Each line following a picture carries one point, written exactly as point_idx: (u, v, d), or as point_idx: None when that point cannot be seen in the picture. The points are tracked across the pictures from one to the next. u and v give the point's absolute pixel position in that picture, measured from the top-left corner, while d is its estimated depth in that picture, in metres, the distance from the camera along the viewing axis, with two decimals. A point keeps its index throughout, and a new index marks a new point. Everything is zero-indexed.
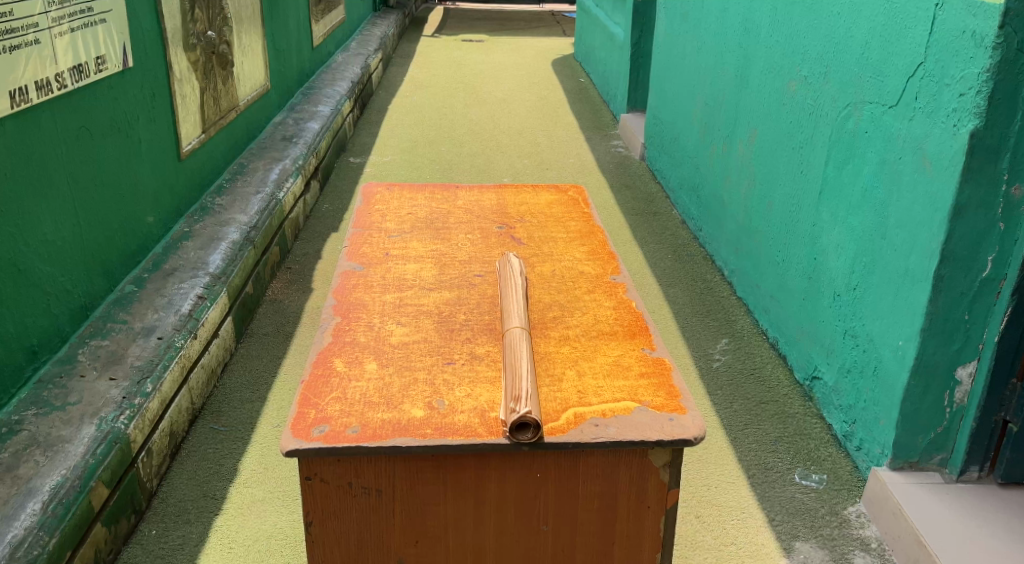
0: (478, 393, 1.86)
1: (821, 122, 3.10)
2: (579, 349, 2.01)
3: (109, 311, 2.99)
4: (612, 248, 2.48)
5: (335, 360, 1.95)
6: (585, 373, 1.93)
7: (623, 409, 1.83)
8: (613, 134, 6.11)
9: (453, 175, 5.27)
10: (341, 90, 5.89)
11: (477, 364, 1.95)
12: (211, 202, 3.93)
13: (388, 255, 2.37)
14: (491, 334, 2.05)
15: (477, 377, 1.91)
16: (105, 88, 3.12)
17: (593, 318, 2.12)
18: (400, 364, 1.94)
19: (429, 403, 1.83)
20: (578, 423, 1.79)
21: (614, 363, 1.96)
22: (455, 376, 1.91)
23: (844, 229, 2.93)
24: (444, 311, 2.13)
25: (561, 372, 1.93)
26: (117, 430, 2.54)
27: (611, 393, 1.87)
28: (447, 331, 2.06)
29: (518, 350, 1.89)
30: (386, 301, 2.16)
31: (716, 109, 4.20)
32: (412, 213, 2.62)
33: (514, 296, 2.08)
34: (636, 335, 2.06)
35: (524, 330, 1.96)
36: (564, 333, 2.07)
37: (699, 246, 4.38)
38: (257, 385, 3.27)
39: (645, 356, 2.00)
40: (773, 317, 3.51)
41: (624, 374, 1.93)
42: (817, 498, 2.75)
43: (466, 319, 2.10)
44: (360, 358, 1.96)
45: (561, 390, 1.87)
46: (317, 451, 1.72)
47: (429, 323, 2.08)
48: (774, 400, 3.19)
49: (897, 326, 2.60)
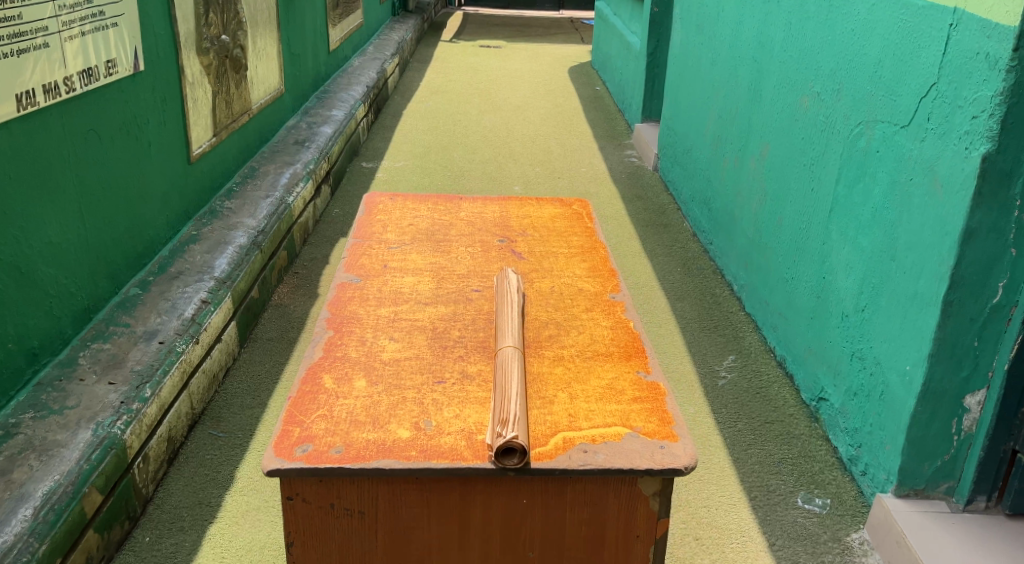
0: (466, 414, 1.84)
1: (833, 139, 3.07)
2: (573, 370, 1.98)
3: (112, 314, 2.98)
4: (613, 265, 2.45)
5: (324, 376, 1.93)
6: (577, 396, 1.90)
7: (613, 435, 1.80)
8: (627, 143, 6.08)
9: (464, 182, 5.25)
10: (355, 95, 5.88)
11: (468, 383, 1.92)
12: (220, 205, 3.93)
13: (387, 267, 2.35)
14: (484, 351, 2.03)
15: (466, 396, 1.88)
16: (115, 91, 3.12)
17: (589, 338, 2.09)
18: (390, 382, 1.92)
19: (416, 423, 1.81)
20: (566, 449, 1.76)
21: (607, 386, 1.93)
22: (445, 396, 1.88)
23: (854, 249, 2.89)
24: (438, 327, 2.11)
25: (554, 394, 1.90)
26: (113, 436, 2.53)
27: (602, 417, 1.84)
28: (440, 349, 2.03)
29: (509, 371, 1.86)
30: (380, 316, 2.14)
31: (729, 123, 4.16)
32: (413, 225, 2.60)
33: (509, 314, 2.05)
34: (631, 357, 2.03)
35: (516, 350, 1.93)
36: (559, 352, 2.04)
37: (709, 259, 4.34)
38: (258, 391, 3.26)
39: (640, 379, 1.97)
40: (781, 334, 3.47)
41: (617, 399, 1.90)
42: (820, 523, 2.70)
43: (461, 336, 2.08)
44: (350, 375, 1.93)
45: (552, 414, 1.85)
46: (299, 471, 1.70)
47: (422, 339, 2.06)
48: (780, 420, 3.15)
49: (904, 350, 2.55)
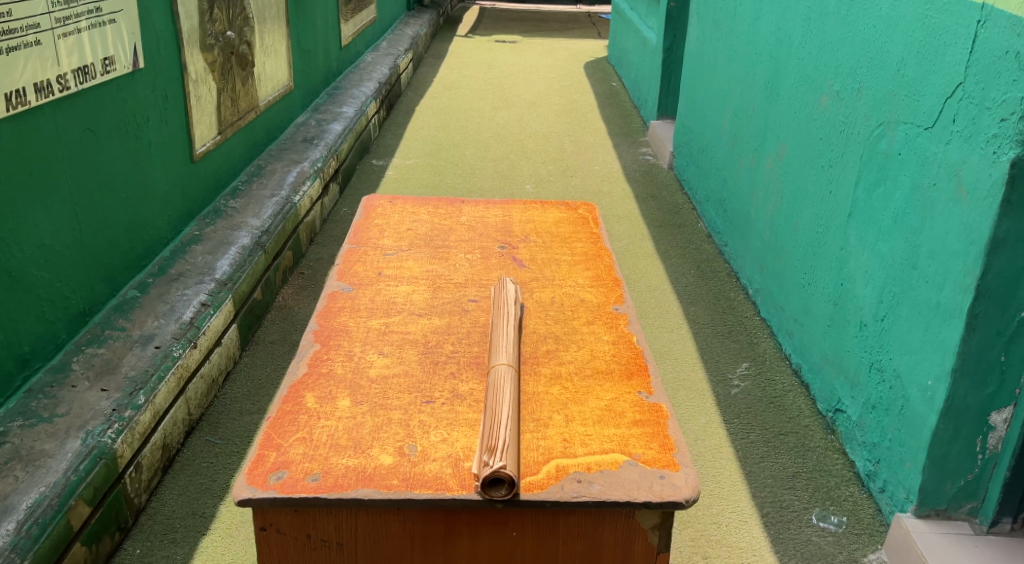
0: (455, 438, 1.75)
1: (853, 140, 2.95)
2: (571, 390, 1.88)
3: (109, 317, 2.90)
4: (618, 273, 2.35)
5: (307, 395, 1.84)
6: (573, 419, 1.80)
7: (610, 463, 1.70)
8: (642, 141, 5.96)
9: (475, 181, 5.16)
10: (366, 91, 5.80)
11: (457, 404, 1.83)
12: (224, 204, 3.85)
13: (381, 275, 2.27)
14: (476, 368, 1.94)
15: (455, 419, 1.79)
16: (113, 89, 3.03)
17: (589, 354, 1.99)
18: (375, 402, 1.83)
19: (400, 448, 1.72)
20: (559, 478, 1.66)
21: (606, 407, 1.84)
22: (433, 418, 1.79)
23: (872, 256, 2.78)
24: (431, 341, 2.02)
25: (549, 415, 1.81)
26: (103, 445, 2.45)
27: (599, 443, 1.74)
28: (431, 365, 1.95)
29: (501, 391, 1.77)
30: (370, 328, 2.05)
31: (746, 122, 4.04)
32: (411, 230, 2.51)
33: (503, 329, 1.95)
34: (633, 376, 1.93)
35: (510, 368, 1.84)
36: (557, 367, 1.95)
37: (724, 261, 4.23)
38: (258, 395, 3.19)
39: (642, 400, 1.87)
40: (797, 341, 3.36)
41: (616, 422, 1.80)
42: (835, 542, 2.62)
43: (453, 351, 1.99)
44: (333, 394, 1.85)
45: (546, 438, 1.75)
46: (271, 501, 1.62)
47: (413, 354, 1.97)
48: (794, 432, 3.07)
49: (926, 364, 2.44)
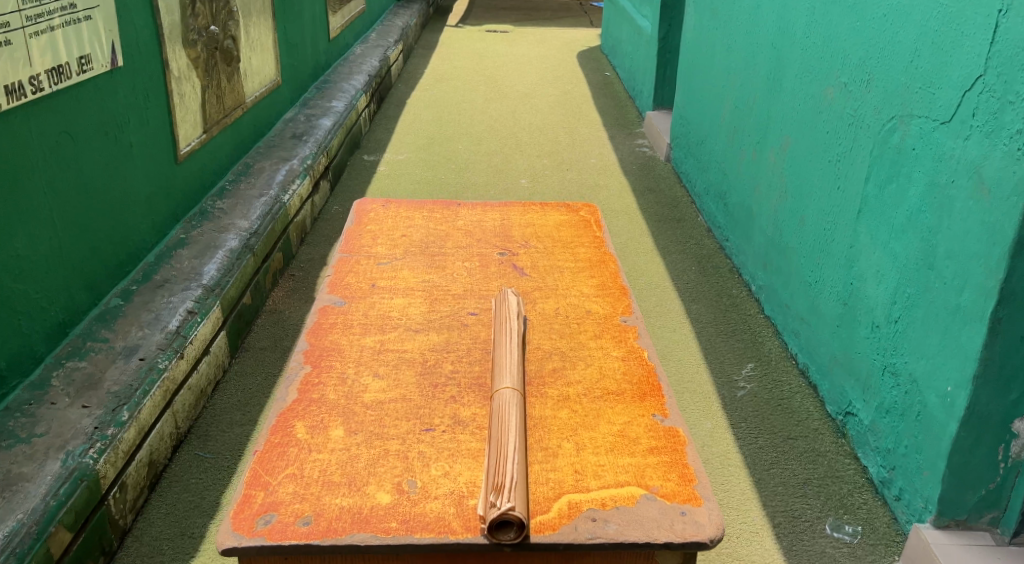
0: (457, 472, 1.71)
1: (862, 134, 2.84)
2: (582, 415, 1.85)
3: (91, 328, 2.78)
4: (623, 280, 2.31)
5: (297, 424, 1.82)
6: (584, 448, 1.76)
7: (625, 499, 1.66)
8: (638, 132, 5.85)
9: (468, 177, 5.04)
10: (356, 85, 5.67)
11: (459, 433, 1.80)
12: (211, 205, 3.72)
13: (374, 287, 2.24)
14: (477, 391, 1.91)
15: (457, 450, 1.76)
16: (91, 89, 2.90)
17: (598, 373, 1.96)
18: (371, 432, 1.80)
19: (398, 485, 1.68)
20: (571, 517, 1.62)
21: (619, 434, 1.80)
22: (433, 449, 1.76)
23: (884, 255, 2.68)
24: (428, 361, 1.99)
25: (558, 444, 1.77)
26: (84, 466, 2.33)
27: (614, 475, 1.70)
28: (430, 388, 1.91)
29: (506, 417, 1.74)
30: (364, 346, 2.03)
31: (747, 114, 3.93)
32: (405, 236, 2.48)
33: (507, 346, 1.93)
34: (645, 398, 1.89)
35: (515, 393, 1.80)
36: (565, 390, 1.91)
37: (725, 257, 4.12)
38: (248, 405, 3.07)
39: (659, 424, 1.84)
40: (803, 340, 3.26)
41: (631, 450, 1.76)
42: (851, 554, 2.54)
43: (452, 372, 1.96)
44: (326, 423, 1.82)
45: (556, 470, 1.71)
46: (260, 548, 1.58)
47: (409, 375, 1.95)
48: (803, 436, 2.97)
49: (945, 369, 2.35)
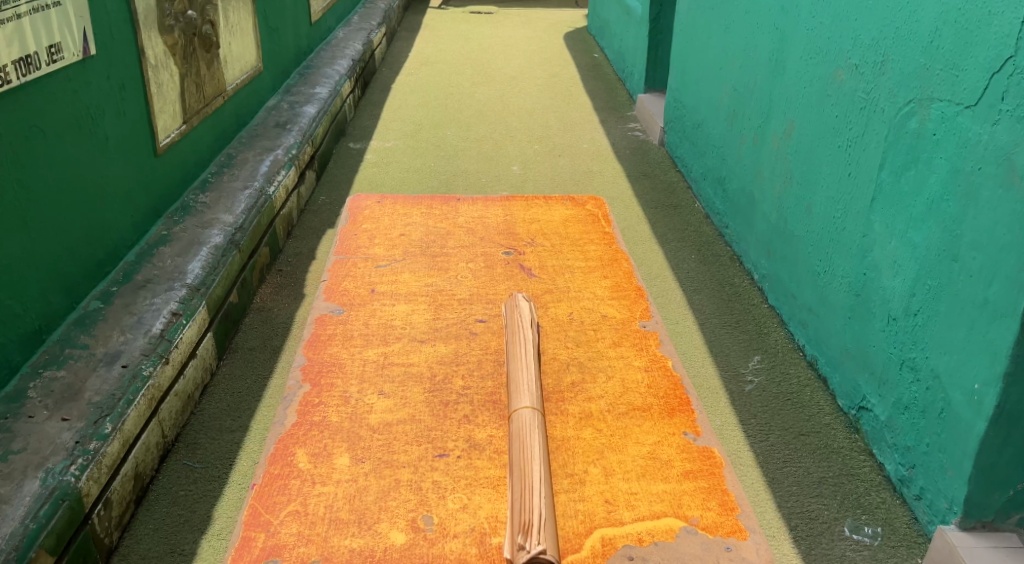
0: (475, 505, 2.25)
1: (875, 118, 2.73)
2: (613, 438, 2.48)
3: (69, 334, 2.64)
4: (629, 283, 3.13)
5: (299, 453, 2.40)
6: (613, 474, 2.36)
7: (663, 528, 2.22)
8: (630, 115, 5.71)
9: (459, 164, 4.90)
10: (340, 70, 5.51)
11: (475, 459, 2.38)
12: (193, 199, 3.56)
13: (374, 292, 3.02)
14: (491, 408, 2.54)
15: (474, 481, 2.32)
16: (62, 80, 2.74)
17: (614, 387, 2.66)
18: (380, 459, 2.37)
19: (412, 521, 2.20)
20: (608, 548, 2.16)
21: (644, 456, 2.42)
22: (448, 479, 2.32)
23: (902, 244, 2.57)
24: (439, 377, 2.65)
25: (585, 469, 2.38)
26: (65, 485, 2.22)
27: (647, 505, 2.28)
28: (441, 406, 2.55)
29: (528, 443, 2.32)
30: (371, 358, 2.73)
31: (747, 97, 3.81)
32: (405, 237, 3.34)
33: (523, 367, 2.58)
34: (668, 417, 2.55)
35: (532, 412, 2.43)
36: (585, 404, 2.59)
37: (726, 244, 4.00)
38: (238, 411, 2.94)
39: (689, 442, 2.48)
40: (811, 332, 3.16)
41: (663, 476, 2.36)
42: (872, 557, 2.44)
43: (464, 389, 2.61)
44: (331, 452, 2.40)
45: (587, 499, 2.29)
46: None
47: (418, 392, 2.60)
48: (816, 432, 2.86)
49: (971, 366, 2.28)
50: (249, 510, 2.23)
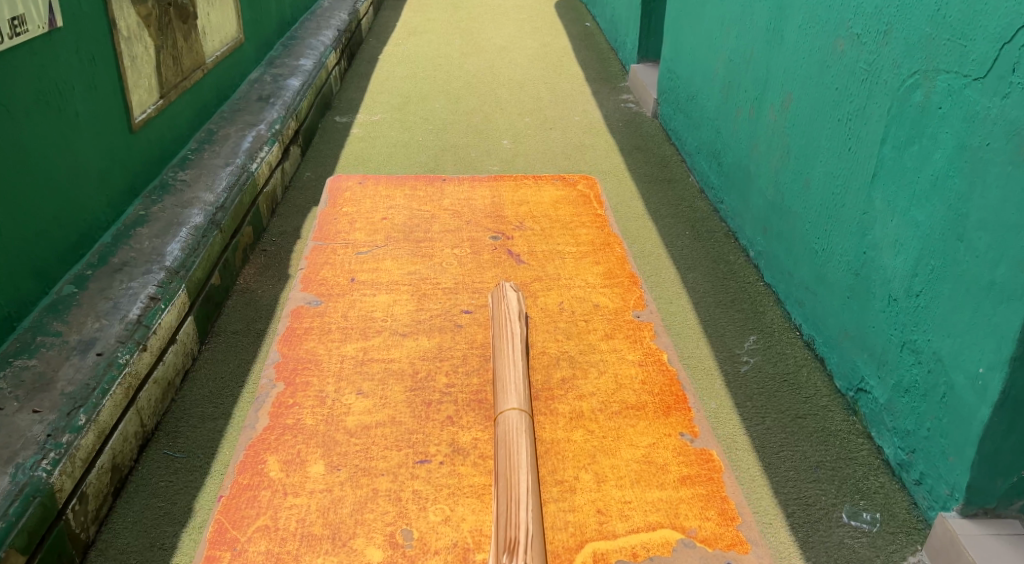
0: (459, 518, 1.97)
1: (877, 90, 2.63)
2: (606, 440, 2.16)
3: (42, 321, 2.54)
4: (622, 268, 2.77)
5: (269, 460, 2.09)
6: (606, 480, 2.05)
7: (660, 540, 1.93)
8: (623, 86, 5.59)
9: (448, 138, 4.79)
10: (325, 41, 5.37)
11: (460, 465, 2.08)
12: (172, 177, 3.45)
13: (354, 282, 2.67)
14: (476, 408, 2.23)
15: (458, 489, 2.03)
16: (26, 54, 2.62)
17: (610, 385, 2.31)
18: (357, 466, 2.08)
19: (394, 535, 1.94)
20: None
21: (642, 459, 2.11)
22: (430, 488, 2.03)
23: (903, 223, 2.49)
24: (421, 373, 2.34)
25: (575, 476, 2.06)
26: (36, 481, 2.14)
27: (643, 514, 1.98)
28: (424, 407, 2.24)
29: (513, 448, 2.05)
30: (349, 358, 2.38)
31: (744, 68, 3.70)
32: (386, 221, 2.98)
33: (510, 364, 2.27)
34: (669, 413, 2.23)
35: (520, 414, 2.14)
36: (576, 403, 2.25)
37: (720, 220, 3.91)
38: (221, 397, 2.85)
39: (686, 445, 2.15)
40: (808, 311, 3.08)
41: (660, 482, 2.05)
42: (871, 544, 2.38)
43: (448, 386, 2.30)
44: (303, 460, 2.09)
45: (578, 511, 1.98)
46: None
47: (399, 393, 2.27)
48: (813, 414, 2.79)
49: (975, 349, 2.20)
50: (214, 527, 1.96)
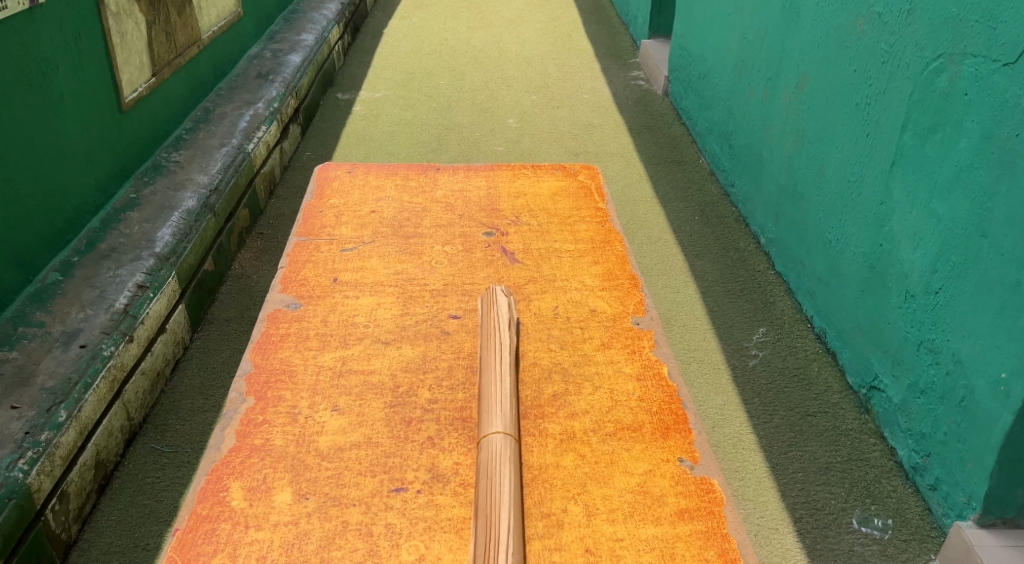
0: (434, 558, 1.79)
1: (898, 74, 2.50)
2: (598, 466, 1.97)
3: (24, 310, 2.46)
4: (623, 269, 2.57)
5: (232, 486, 1.92)
6: (597, 511, 1.88)
7: None
8: (633, 63, 5.43)
9: (452, 116, 4.66)
10: (328, 15, 5.23)
11: (437, 495, 1.89)
12: (166, 158, 3.34)
13: (336, 283, 2.48)
14: (459, 429, 2.03)
15: (435, 523, 1.84)
16: (5, 32, 2.51)
17: (607, 401, 2.12)
18: (326, 495, 1.90)
19: None
20: None
21: (639, 489, 1.93)
22: (404, 522, 1.85)
23: (923, 215, 2.37)
24: (403, 388, 2.14)
25: (563, 508, 1.88)
26: (12, 482, 2.06)
27: (636, 552, 1.81)
28: (403, 426, 2.04)
29: (497, 477, 1.87)
30: (324, 367, 2.20)
31: (758, 47, 3.55)
32: (375, 213, 2.80)
33: (497, 382, 2.07)
34: (668, 434, 2.04)
35: (506, 438, 1.95)
36: (568, 423, 2.07)
37: (730, 204, 3.78)
38: (212, 389, 2.77)
39: (686, 473, 1.97)
40: (820, 303, 2.96)
41: (657, 516, 1.87)
42: (881, 552, 2.29)
43: (431, 402, 2.10)
44: (268, 488, 1.91)
45: (567, 550, 1.81)
46: None
47: (377, 408, 2.09)
48: (824, 411, 2.69)
49: (997, 352, 2.09)
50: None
